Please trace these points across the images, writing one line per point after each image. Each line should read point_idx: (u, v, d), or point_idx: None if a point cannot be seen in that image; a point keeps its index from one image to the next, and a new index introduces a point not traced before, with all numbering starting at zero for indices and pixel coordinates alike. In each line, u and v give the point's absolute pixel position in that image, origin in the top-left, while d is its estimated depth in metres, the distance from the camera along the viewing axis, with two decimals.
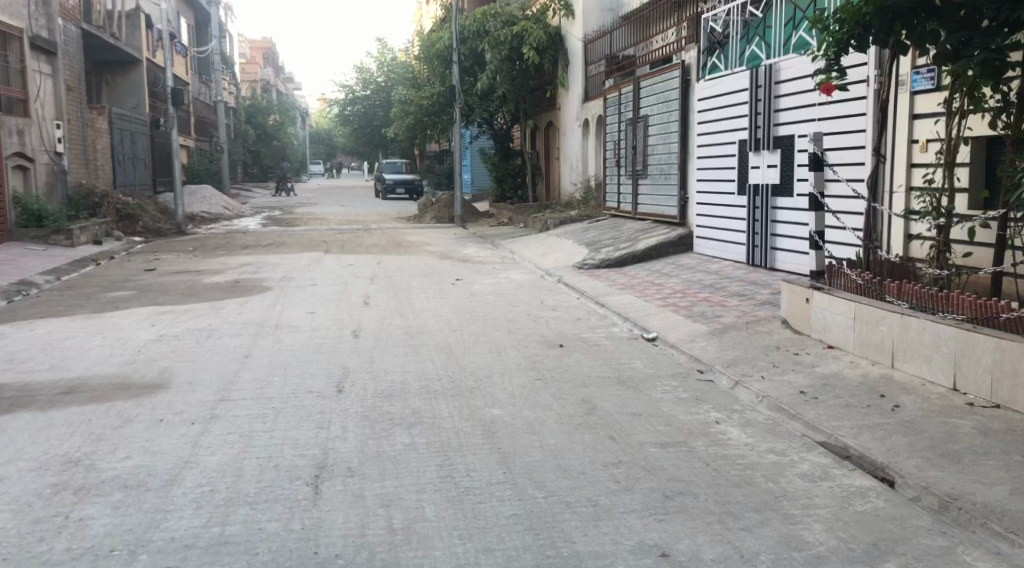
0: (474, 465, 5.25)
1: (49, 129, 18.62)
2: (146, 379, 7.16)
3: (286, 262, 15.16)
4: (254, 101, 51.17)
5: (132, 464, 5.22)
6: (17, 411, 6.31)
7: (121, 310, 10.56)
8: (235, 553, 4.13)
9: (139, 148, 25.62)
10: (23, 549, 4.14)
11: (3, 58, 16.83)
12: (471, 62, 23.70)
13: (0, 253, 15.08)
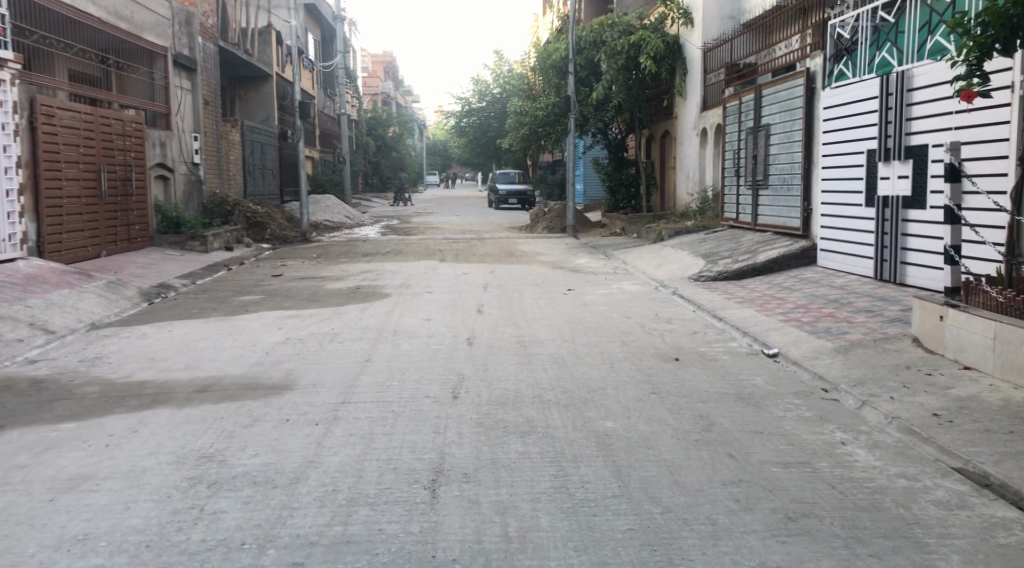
0: (589, 477, 5.21)
1: (188, 141, 19.65)
2: (274, 380, 7.45)
3: (403, 270, 15.48)
4: (374, 113, 52.60)
5: (260, 461, 5.42)
6: (156, 407, 6.66)
7: (250, 313, 11.03)
8: (356, 552, 4.23)
9: (268, 159, 26.73)
10: (163, 538, 4.35)
11: (150, 75, 17.86)
12: (587, 72, 23.72)
13: (142, 257, 15.98)
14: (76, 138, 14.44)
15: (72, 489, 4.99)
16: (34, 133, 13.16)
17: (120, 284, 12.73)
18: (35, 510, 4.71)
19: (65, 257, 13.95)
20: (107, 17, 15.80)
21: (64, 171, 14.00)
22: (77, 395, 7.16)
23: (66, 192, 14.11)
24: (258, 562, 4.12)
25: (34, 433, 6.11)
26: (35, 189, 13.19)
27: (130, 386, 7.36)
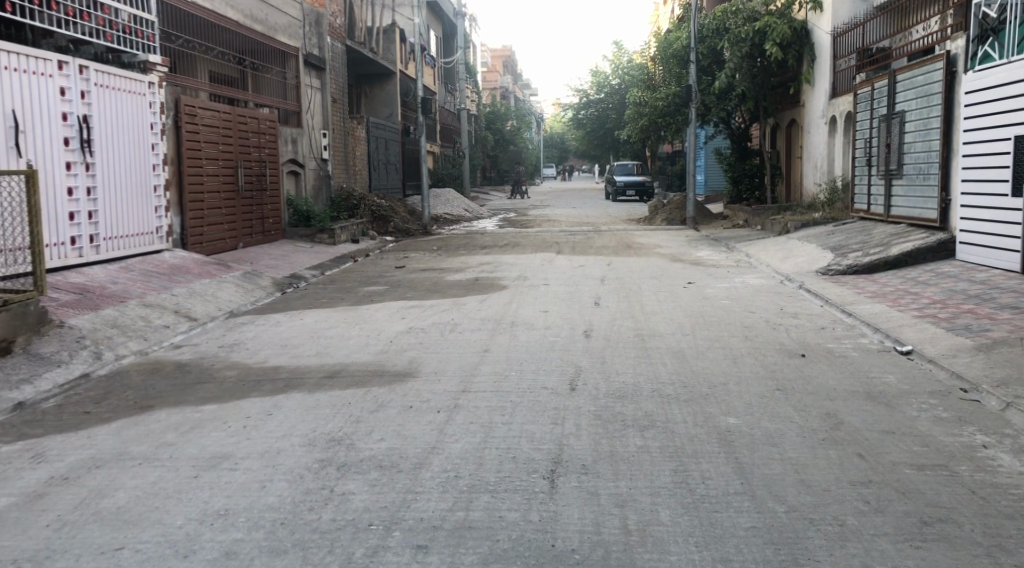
0: (710, 473, 5.13)
1: (317, 138, 20.36)
2: (398, 368, 7.65)
3: (521, 262, 15.60)
4: (493, 107, 53.09)
5: (386, 446, 5.58)
6: (289, 392, 6.95)
7: (375, 303, 11.35)
8: (478, 538, 4.31)
9: (392, 154, 27.41)
10: (295, 516, 4.54)
11: (282, 75, 18.58)
12: (710, 60, 23.23)
13: (274, 248, 16.68)
14: (216, 136, 15.16)
15: (213, 467, 5.28)
16: (178, 131, 13.90)
17: (254, 274, 13.32)
18: (181, 485, 5.00)
19: (205, 249, 14.69)
20: (244, 20, 16.53)
21: (205, 167, 14.73)
22: (217, 378, 7.54)
23: (207, 187, 14.85)
24: (385, 543, 4.24)
25: (179, 413, 6.49)
26: (178, 184, 13.93)
27: (265, 371, 7.71)
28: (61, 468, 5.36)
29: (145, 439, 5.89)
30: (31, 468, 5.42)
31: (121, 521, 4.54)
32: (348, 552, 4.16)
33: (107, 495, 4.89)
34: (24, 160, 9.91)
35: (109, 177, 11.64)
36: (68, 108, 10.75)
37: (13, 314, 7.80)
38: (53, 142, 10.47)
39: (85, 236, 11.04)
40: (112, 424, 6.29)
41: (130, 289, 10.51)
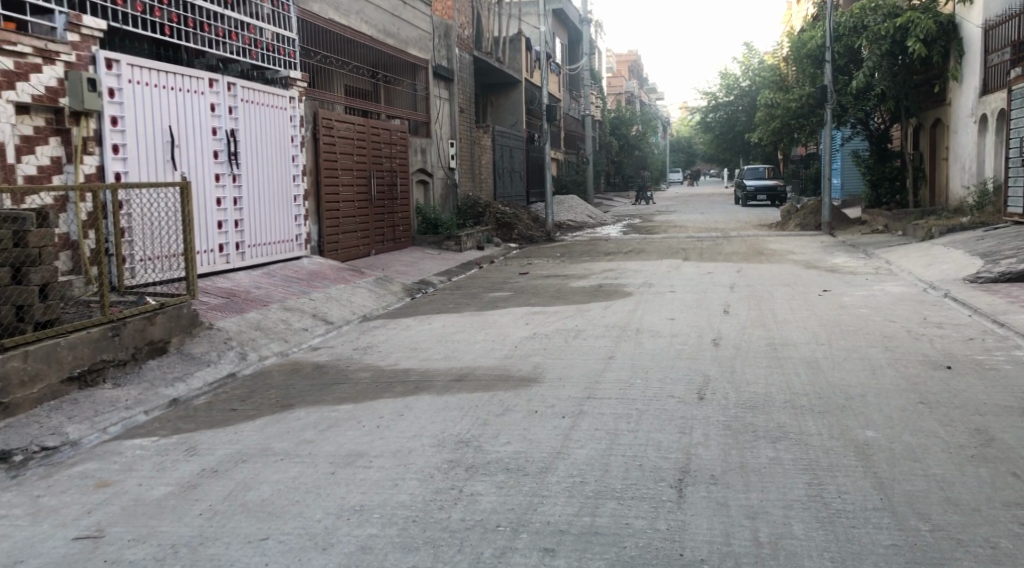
0: (847, 487, 4.97)
1: (445, 147, 20.84)
2: (524, 373, 7.73)
3: (648, 269, 15.47)
4: (618, 112, 52.88)
5: (512, 449, 5.67)
6: (418, 394, 7.15)
7: (502, 309, 11.50)
8: (606, 543, 4.32)
9: (517, 161, 27.71)
10: (426, 514, 4.67)
11: (413, 87, 19.11)
12: (846, 59, 22.39)
13: (404, 255, 17.13)
14: (351, 147, 15.74)
15: (350, 464, 5.49)
16: (316, 143, 14.50)
17: (386, 280, 13.74)
18: (320, 481, 5.22)
19: (341, 256, 15.25)
20: (378, 35, 17.11)
21: (340, 177, 15.31)
22: (352, 380, 7.83)
23: (343, 197, 15.41)
24: (513, 545, 4.31)
25: (317, 412, 6.77)
26: (316, 193, 14.53)
27: (397, 374, 7.94)
28: (212, 461, 5.70)
29: (287, 436, 6.18)
30: (184, 460, 5.78)
31: (265, 513, 4.79)
32: (477, 551, 4.25)
33: (253, 487, 5.17)
34: (178, 172, 10.56)
35: (253, 188, 12.26)
36: (217, 123, 11.39)
37: (168, 316, 8.31)
38: (204, 156, 11.10)
39: (231, 244, 11.66)
40: (256, 421, 6.63)
41: (272, 294, 11.03)
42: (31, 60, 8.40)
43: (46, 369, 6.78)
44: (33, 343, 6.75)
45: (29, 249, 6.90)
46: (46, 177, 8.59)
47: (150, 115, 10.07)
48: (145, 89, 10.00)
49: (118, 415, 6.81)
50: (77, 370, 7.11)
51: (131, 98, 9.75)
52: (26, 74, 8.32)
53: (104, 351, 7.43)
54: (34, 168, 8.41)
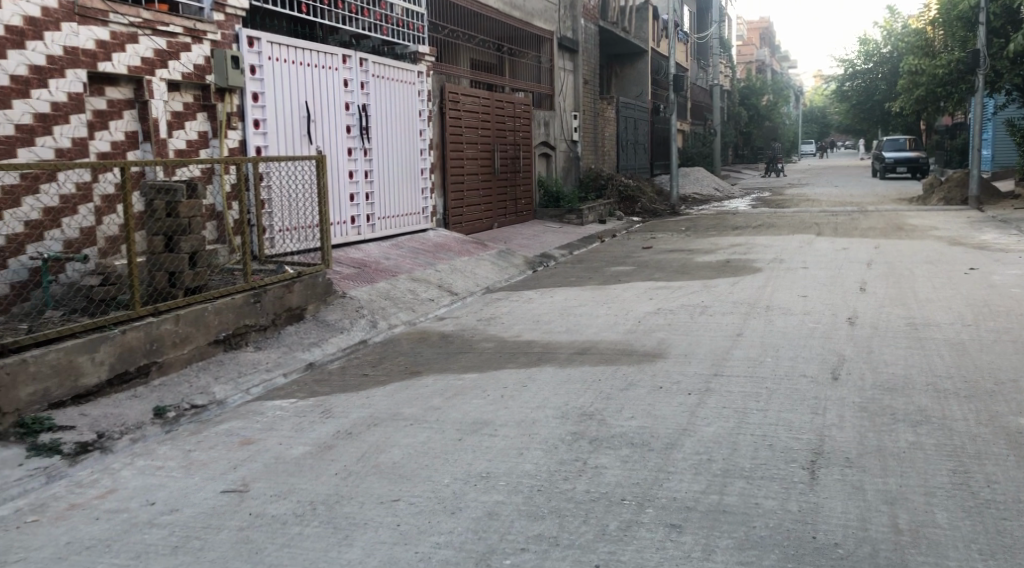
0: (997, 477, 4.71)
1: (568, 120, 20.76)
2: (649, 348, 7.67)
3: (778, 244, 15.02)
4: (748, 82, 51.30)
5: (638, 424, 5.64)
6: (542, 365, 7.21)
7: (625, 284, 11.42)
8: (734, 522, 4.26)
9: (641, 133, 27.35)
10: (552, 485, 4.72)
11: (537, 59, 19.10)
12: (1003, 20, 20.94)
13: (526, 229, 17.22)
14: (477, 120, 15.88)
15: (476, 432, 5.60)
16: (443, 117, 14.70)
17: (509, 253, 13.87)
18: (448, 447, 5.35)
19: (465, 229, 15.48)
20: (504, 8, 17.16)
21: (465, 151, 15.49)
22: (476, 349, 7.97)
23: (468, 170, 15.60)
24: (639, 519, 4.31)
25: (444, 380, 6.93)
26: (442, 167, 14.75)
27: (520, 345, 8.02)
28: (345, 423, 5.92)
29: (416, 402, 6.36)
30: (320, 421, 6.03)
31: (397, 475, 4.95)
32: (602, 524, 4.26)
33: (385, 450, 5.35)
34: (314, 146, 10.91)
35: (383, 161, 12.55)
36: (349, 98, 11.70)
37: (305, 284, 8.66)
38: (337, 130, 11.44)
39: (362, 216, 12.00)
40: (386, 386, 6.85)
41: (400, 264, 11.32)
42: (181, 40, 8.84)
43: (195, 332, 7.19)
44: (183, 308, 7.15)
45: (180, 220, 7.36)
46: (194, 151, 9.07)
47: (288, 91, 10.43)
48: (284, 66, 10.35)
49: (259, 377, 7.16)
50: (222, 334, 7.51)
51: (270, 75, 10.12)
52: (177, 53, 8.77)
53: (246, 316, 7.81)
54: (183, 143, 8.89)
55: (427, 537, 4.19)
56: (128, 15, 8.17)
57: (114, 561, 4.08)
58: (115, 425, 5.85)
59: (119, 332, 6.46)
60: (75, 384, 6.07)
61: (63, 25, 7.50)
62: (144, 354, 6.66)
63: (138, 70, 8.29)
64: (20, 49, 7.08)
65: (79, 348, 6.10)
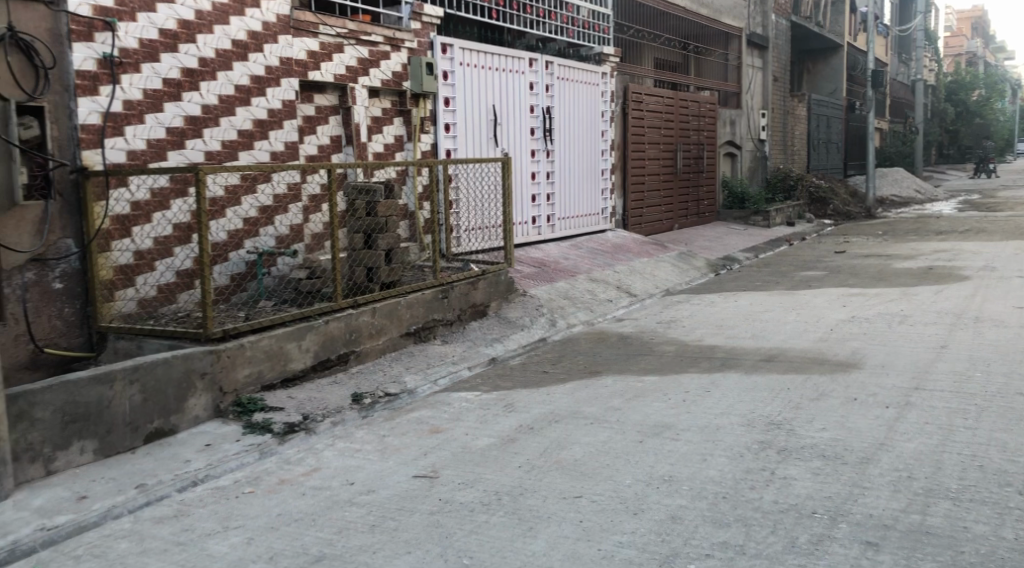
0: None
1: (756, 118, 20.18)
2: (841, 357, 7.36)
3: (990, 250, 13.92)
4: (956, 76, 47.88)
5: (830, 436, 5.43)
6: (726, 371, 7.08)
7: (816, 289, 10.97)
8: (939, 545, 4.03)
9: (834, 132, 26.15)
10: (738, 493, 4.63)
11: (725, 57, 18.69)
12: None
13: (709, 231, 16.89)
14: (660, 120, 15.74)
15: (658, 435, 5.58)
16: (626, 117, 14.67)
17: (691, 255, 13.65)
18: (629, 448, 5.36)
19: (645, 230, 15.38)
20: (691, 6, 16.91)
21: (648, 151, 15.39)
22: (658, 352, 7.92)
23: (650, 170, 15.50)
24: (831, 533, 4.16)
25: (624, 381, 6.94)
26: (624, 167, 14.72)
27: (703, 349, 7.90)
28: (528, 419, 6.06)
29: (596, 402, 6.39)
30: (504, 415, 6.20)
31: (579, 472, 5.02)
32: (792, 536, 4.15)
33: (567, 448, 5.42)
34: (500, 148, 11.20)
35: (565, 162, 12.70)
36: (535, 101, 11.91)
37: (489, 282, 8.91)
38: (522, 131, 11.68)
39: (543, 216, 12.19)
40: (567, 385, 6.93)
41: (580, 265, 11.41)
42: (382, 48, 9.32)
43: (389, 324, 7.56)
44: (379, 301, 7.55)
45: (378, 218, 7.75)
46: (390, 154, 9.51)
47: (477, 94, 10.76)
48: (474, 70, 10.70)
49: (446, 369, 7.44)
50: (413, 326, 7.86)
51: (461, 79, 10.48)
52: (377, 61, 9.25)
53: (435, 311, 8.14)
54: (381, 146, 9.36)
55: (610, 535, 4.23)
56: (336, 26, 8.71)
57: (319, 535, 4.38)
58: (318, 409, 6.24)
59: (322, 322, 6.90)
60: (284, 369, 6.54)
61: (280, 38, 8.08)
62: (343, 343, 7.08)
63: (343, 78, 8.80)
64: (243, 61, 7.70)
65: (287, 336, 6.57)
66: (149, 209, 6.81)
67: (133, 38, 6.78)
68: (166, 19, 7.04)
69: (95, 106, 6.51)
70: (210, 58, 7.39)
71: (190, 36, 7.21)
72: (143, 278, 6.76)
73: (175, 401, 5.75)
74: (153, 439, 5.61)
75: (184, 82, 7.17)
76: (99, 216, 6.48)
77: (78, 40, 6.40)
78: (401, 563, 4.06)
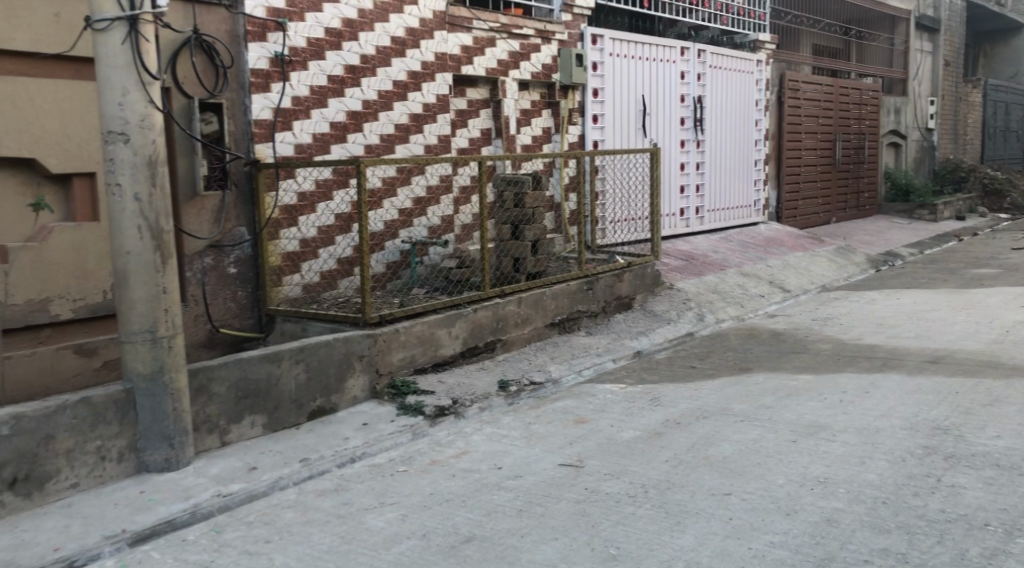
0: None
1: (923, 106, 19.08)
2: (1017, 361, 6.88)
3: None
4: None
5: (1003, 444, 5.11)
6: (887, 372, 6.77)
7: (988, 288, 10.29)
8: None
9: (1012, 119, 24.40)
10: (900, 499, 4.43)
11: (890, 41, 17.77)
12: None
13: (869, 224, 16.13)
14: (818, 109, 15.14)
15: (812, 435, 5.41)
16: (782, 106, 14.19)
17: (849, 249, 13.08)
18: (782, 447, 5.22)
19: (800, 223, 14.85)
20: None
21: (805, 141, 14.84)
22: (813, 350, 7.66)
23: (806, 161, 14.94)
24: (1005, 548, 3.92)
25: (776, 379, 6.75)
26: (778, 158, 14.26)
27: (862, 348, 7.58)
28: (675, 413, 6.00)
29: (746, 399, 6.25)
30: (650, 409, 6.16)
31: (729, 470, 4.92)
32: (961, 548, 3.93)
33: (716, 444, 5.33)
34: (649, 138, 11.08)
35: (716, 153, 12.43)
36: (686, 91, 11.72)
37: (635, 274, 8.87)
38: (673, 122, 11.52)
39: (692, 208, 11.99)
40: (715, 381, 6.81)
41: (730, 258, 11.15)
42: (532, 41, 9.42)
43: (534, 314, 7.65)
44: (525, 291, 7.65)
45: (526, 210, 7.83)
46: (539, 146, 9.60)
47: (628, 85, 10.69)
48: (625, 61, 10.63)
49: (591, 360, 7.46)
50: (558, 317, 7.92)
51: (611, 70, 10.43)
52: (528, 54, 9.36)
53: (580, 303, 8.17)
54: (530, 138, 9.46)
55: (762, 535, 4.14)
56: (489, 21, 8.86)
57: (469, 516, 4.51)
58: (467, 394, 6.39)
59: (471, 310, 7.06)
60: (435, 354, 6.75)
61: (435, 33, 8.30)
62: (491, 331, 7.22)
63: (495, 72, 8.95)
64: (401, 57, 7.95)
65: (439, 323, 6.76)
66: (313, 199, 7.18)
67: (302, 37, 7.12)
68: (331, 18, 7.35)
69: (267, 102, 6.89)
70: (370, 54, 7.67)
71: (352, 34, 7.51)
72: (307, 265, 7.14)
73: (335, 381, 6.04)
74: (315, 417, 5.92)
75: (347, 78, 7.48)
76: (269, 205, 6.85)
77: (253, 40, 6.78)
78: (548, 548, 4.12)
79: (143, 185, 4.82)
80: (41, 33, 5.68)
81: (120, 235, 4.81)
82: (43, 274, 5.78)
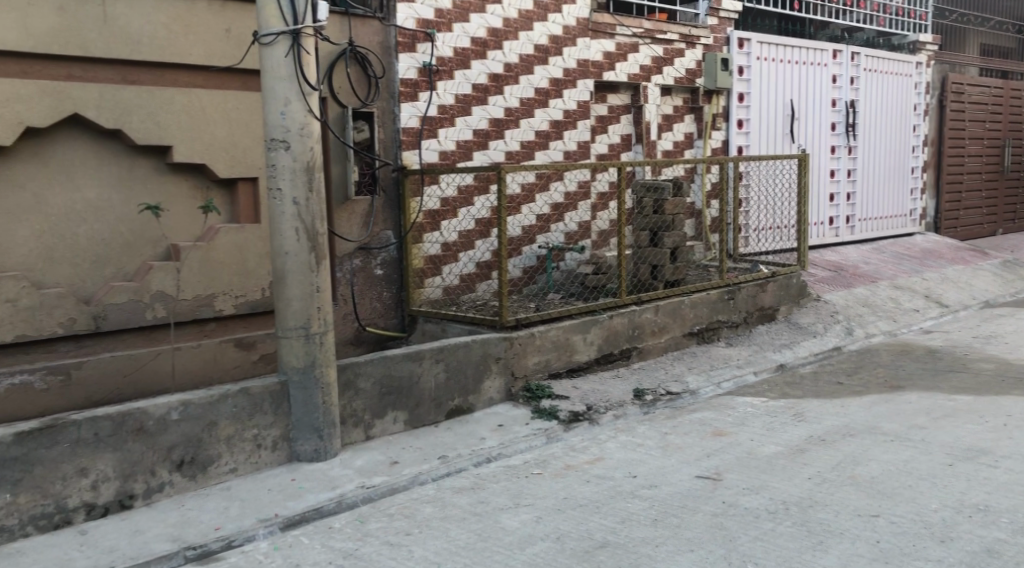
0: None
1: None
2: None
3: None
4: None
5: None
6: None
7: None
8: None
9: None
10: None
11: None
12: None
13: None
14: (984, 113, 14.26)
15: (970, 459, 5.12)
16: (943, 111, 13.46)
17: (1017, 264, 12.26)
18: (935, 471, 4.96)
19: (961, 234, 14.03)
20: None
21: (968, 148, 14.02)
22: (973, 370, 7.23)
23: (969, 168, 14.11)
24: None
25: (931, 398, 6.42)
26: (938, 166, 13.52)
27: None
28: (819, 430, 5.81)
29: (897, 418, 5.98)
30: (793, 424, 5.98)
31: (877, 491, 4.72)
32: None
33: (863, 464, 5.13)
34: (798, 145, 10.75)
35: (869, 160, 11.93)
36: (837, 95, 11.31)
37: (779, 285, 8.63)
38: (823, 127, 11.13)
39: (842, 217, 11.54)
40: (864, 398, 6.54)
41: (883, 270, 10.67)
42: (676, 46, 9.33)
43: (671, 323, 7.57)
44: (662, 299, 7.59)
45: (664, 217, 7.75)
46: (680, 151, 9.50)
47: (775, 90, 10.42)
48: (772, 65, 10.36)
49: (730, 372, 7.31)
50: (695, 327, 7.80)
51: (758, 74, 10.19)
52: (671, 59, 9.27)
53: (720, 313, 8.03)
54: (671, 144, 9.37)
55: (912, 561, 3.96)
56: (632, 27, 8.84)
57: (603, 522, 4.52)
58: (602, 400, 6.40)
59: (606, 316, 7.06)
60: (570, 359, 6.80)
61: (579, 40, 8.35)
62: (626, 338, 7.20)
63: (637, 77, 8.91)
64: (544, 64, 8.05)
65: (574, 328, 6.81)
66: (455, 205, 7.38)
67: (449, 47, 7.33)
68: (477, 27, 7.53)
69: (415, 111, 7.12)
70: (514, 63, 7.81)
71: (497, 43, 7.67)
72: (448, 267, 7.35)
73: (473, 382, 6.18)
74: (454, 415, 6.07)
75: (491, 86, 7.64)
76: (414, 210, 7.09)
77: (403, 51, 7.03)
78: (683, 560, 4.08)
79: (301, 190, 5.09)
80: (215, 47, 6.09)
81: (279, 237, 5.10)
82: (210, 273, 6.18)
